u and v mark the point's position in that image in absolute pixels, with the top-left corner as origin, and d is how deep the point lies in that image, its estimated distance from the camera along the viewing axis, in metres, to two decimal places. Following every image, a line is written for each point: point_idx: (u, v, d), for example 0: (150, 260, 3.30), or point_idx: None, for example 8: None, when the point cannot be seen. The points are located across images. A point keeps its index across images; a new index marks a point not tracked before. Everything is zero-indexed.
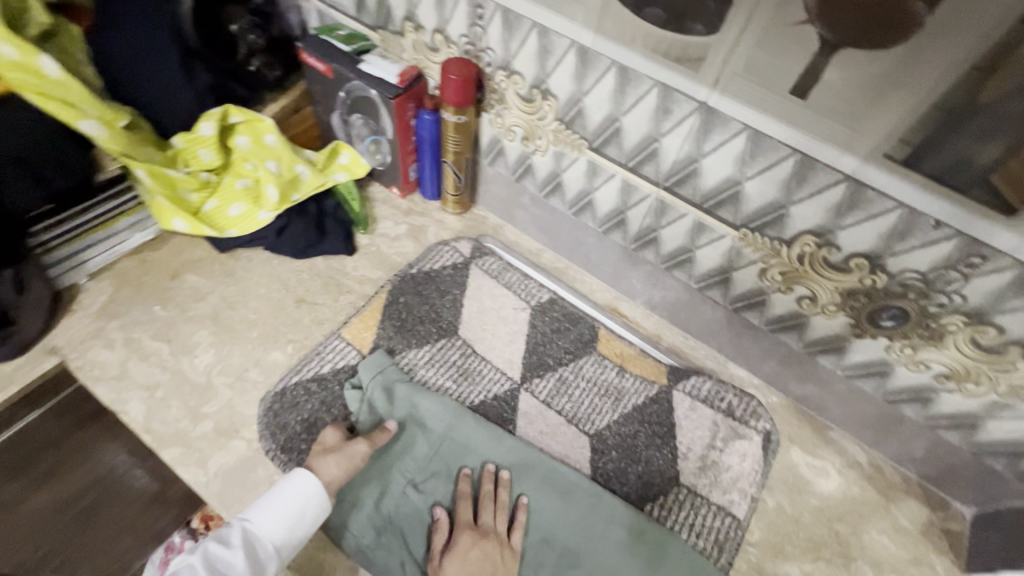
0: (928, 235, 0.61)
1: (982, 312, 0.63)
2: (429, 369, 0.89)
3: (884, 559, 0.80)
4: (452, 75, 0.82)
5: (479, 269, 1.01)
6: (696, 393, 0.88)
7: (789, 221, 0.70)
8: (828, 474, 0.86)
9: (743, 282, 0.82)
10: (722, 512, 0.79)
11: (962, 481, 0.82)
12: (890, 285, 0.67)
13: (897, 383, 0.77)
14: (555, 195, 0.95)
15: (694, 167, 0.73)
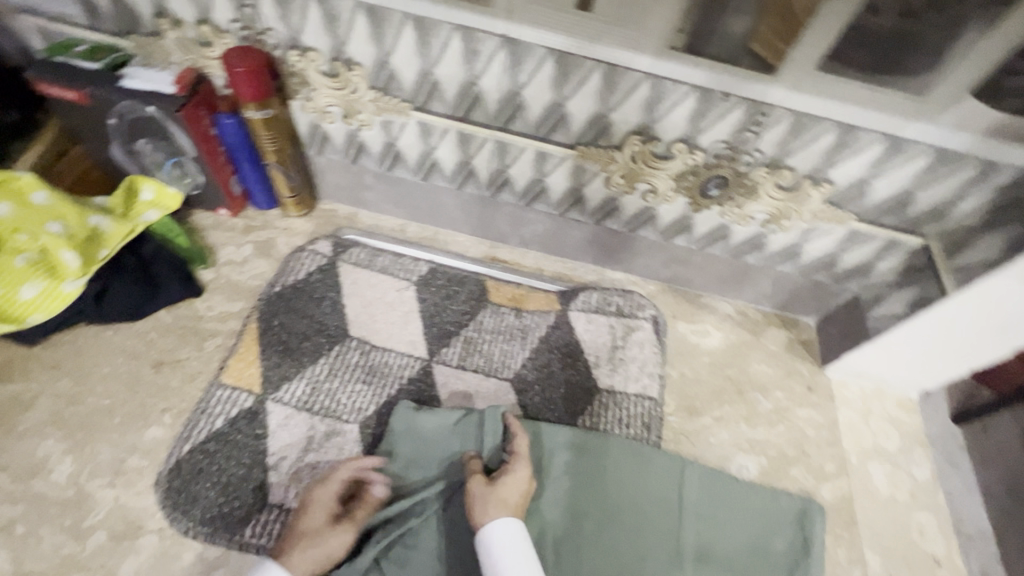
0: (721, 107, 0.69)
1: (777, 159, 0.74)
2: (334, 380, 0.85)
3: (767, 382, 0.96)
4: (238, 66, 0.74)
5: (347, 262, 0.96)
6: (589, 306, 0.94)
7: (614, 127, 0.75)
8: (709, 333, 1.00)
9: (594, 195, 0.88)
10: (640, 398, 0.88)
11: (802, 299, 1.00)
12: (707, 159, 0.77)
13: (736, 239, 0.90)
14: (397, 165, 0.92)
15: (518, 101, 0.75)
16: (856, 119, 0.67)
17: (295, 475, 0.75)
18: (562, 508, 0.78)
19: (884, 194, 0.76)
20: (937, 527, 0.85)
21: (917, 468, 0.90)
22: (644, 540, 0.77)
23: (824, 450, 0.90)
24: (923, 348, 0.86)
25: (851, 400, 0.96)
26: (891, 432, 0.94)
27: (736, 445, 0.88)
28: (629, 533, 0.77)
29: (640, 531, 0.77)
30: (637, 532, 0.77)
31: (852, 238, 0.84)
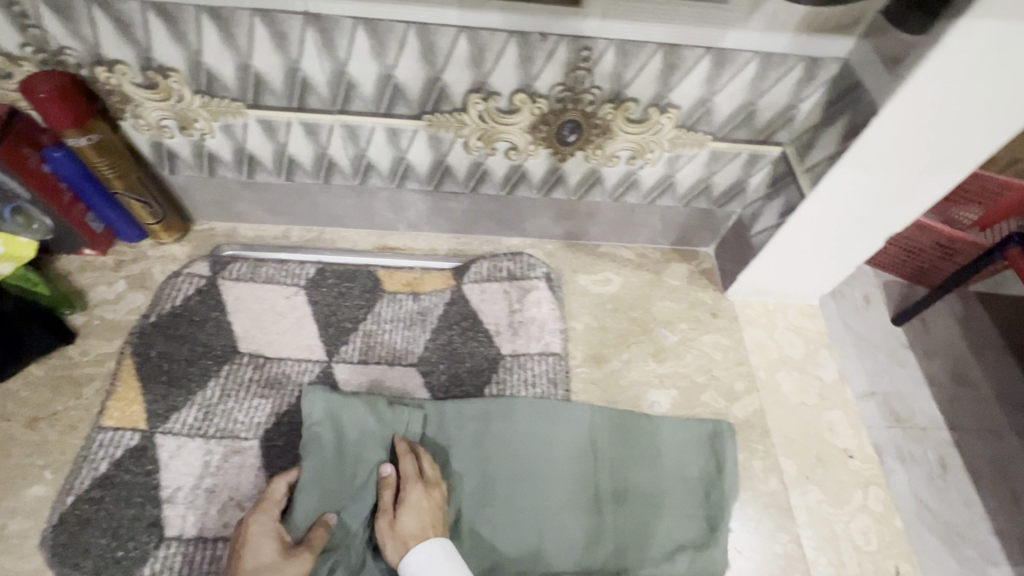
0: (545, 49, 0.68)
1: (618, 92, 0.74)
2: (228, 400, 0.81)
3: (671, 316, 0.97)
4: (40, 92, 0.69)
5: (228, 278, 0.92)
6: (481, 275, 0.93)
7: (451, 90, 0.74)
8: (611, 280, 1.00)
9: (460, 163, 0.86)
10: (544, 356, 0.87)
11: (694, 230, 1.01)
12: (552, 104, 0.76)
13: (611, 181, 0.90)
14: (257, 170, 0.88)
15: (347, 79, 0.72)
16: (674, 37, 0.67)
17: (191, 503, 0.71)
18: (480, 476, 0.77)
19: (729, 109, 0.76)
20: (847, 421, 0.88)
21: (823, 370, 0.93)
22: (563, 490, 0.77)
23: (732, 370, 0.91)
24: (802, 251, 0.88)
25: (755, 318, 0.98)
26: (796, 341, 0.96)
27: (646, 383, 0.88)
28: (547, 487, 0.77)
29: (558, 483, 0.77)
30: (555, 485, 0.77)
31: (717, 159, 0.85)
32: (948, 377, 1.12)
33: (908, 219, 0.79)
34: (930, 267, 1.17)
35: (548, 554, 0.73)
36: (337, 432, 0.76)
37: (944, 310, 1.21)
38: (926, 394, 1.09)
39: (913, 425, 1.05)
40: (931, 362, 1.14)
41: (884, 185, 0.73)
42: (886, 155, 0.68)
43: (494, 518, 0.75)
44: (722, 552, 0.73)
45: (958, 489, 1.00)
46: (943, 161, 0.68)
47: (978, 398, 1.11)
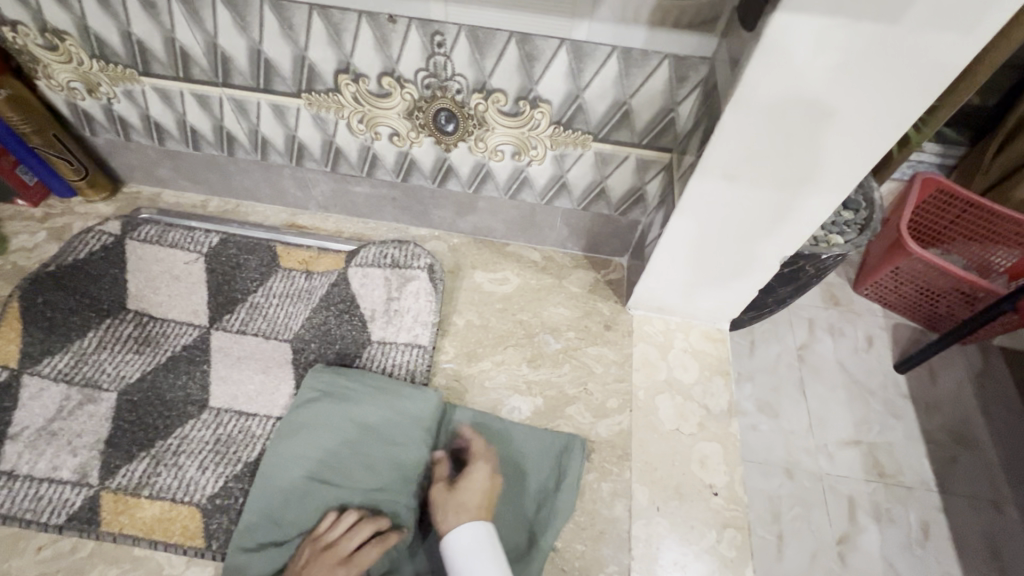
0: (398, 31, 0.68)
1: (483, 82, 0.72)
2: (102, 352, 0.86)
3: (560, 323, 0.93)
4: None
5: (135, 240, 0.95)
6: (366, 261, 0.92)
7: (319, 68, 0.74)
8: (508, 280, 0.97)
9: (349, 145, 0.87)
10: (410, 347, 0.86)
11: (601, 237, 0.97)
12: (421, 90, 0.75)
13: (503, 177, 0.87)
14: (166, 138, 0.93)
15: (220, 52, 0.74)
16: (523, 26, 0.64)
17: (34, 442, 0.75)
18: (313, 452, 0.75)
19: (602, 108, 0.73)
20: (722, 456, 0.81)
21: (711, 399, 0.86)
22: (389, 483, 0.74)
23: (609, 386, 0.86)
24: (693, 267, 0.83)
25: (651, 335, 0.92)
26: (690, 364, 0.90)
27: (512, 387, 0.85)
28: (375, 475, 0.74)
29: (388, 473, 0.75)
30: (385, 474, 0.75)
31: (605, 162, 0.81)
32: (950, 438, 1.14)
33: (796, 240, 0.73)
34: (938, 313, 1.22)
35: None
36: (185, 389, 0.83)
37: (958, 363, 1.24)
38: (919, 453, 1.12)
39: (897, 482, 1.08)
40: (931, 420, 1.16)
41: (758, 202, 0.68)
42: (748, 167, 0.63)
43: (314, 497, 0.73)
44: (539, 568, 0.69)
45: (936, 556, 1.02)
46: (812, 179, 0.63)
47: (986, 464, 1.12)
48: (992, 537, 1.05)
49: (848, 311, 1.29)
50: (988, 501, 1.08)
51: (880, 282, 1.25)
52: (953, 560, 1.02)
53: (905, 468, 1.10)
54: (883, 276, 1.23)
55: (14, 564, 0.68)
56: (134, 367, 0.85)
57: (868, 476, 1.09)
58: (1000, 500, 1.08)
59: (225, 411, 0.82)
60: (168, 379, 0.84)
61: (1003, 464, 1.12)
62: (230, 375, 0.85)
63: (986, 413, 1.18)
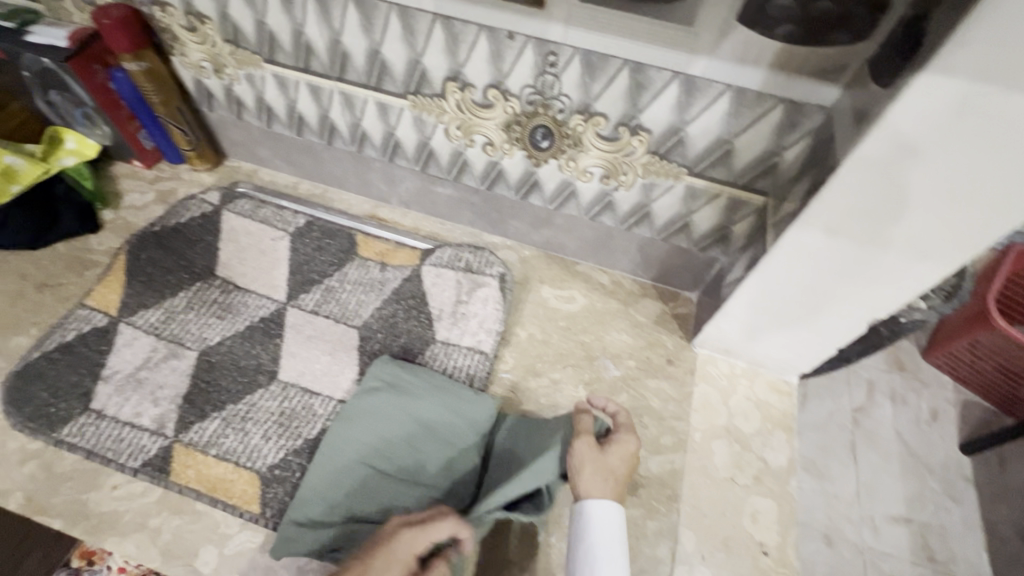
0: (513, 48, 0.69)
1: (586, 104, 0.73)
2: (189, 312, 0.91)
3: (622, 351, 0.92)
4: (106, 18, 0.83)
5: (231, 212, 1.02)
6: (441, 261, 0.96)
7: (430, 74, 0.77)
8: (575, 299, 0.97)
9: (442, 149, 0.89)
10: (472, 352, 0.88)
11: (674, 271, 0.95)
12: (524, 106, 0.76)
13: (586, 198, 0.88)
14: (274, 121, 0.98)
15: (341, 48, 0.79)
16: (639, 56, 0.65)
17: (122, 387, 0.81)
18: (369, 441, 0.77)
19: (704, 143, 0.72)
20: (777, 515, 0.78)
21: (771, 453, 0.83)
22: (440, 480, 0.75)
23: (665, 423, 0.85)
24: (771, 316, 0.80)
25: (713, 377, 0.90)
26: (751, 413, 0.87)
27: (566, 407, 0.85)
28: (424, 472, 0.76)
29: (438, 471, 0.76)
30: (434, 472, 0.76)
31: (695, 197, 0.80)
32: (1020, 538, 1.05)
33: (891, 305, 0.69)
34: (1012, 396, 1.13)
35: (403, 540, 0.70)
36: (257, 358, 0.88)
37: None
38: (982, 548, 1.03)
39: None
40: (1000, 514, 1.07)
41: (855, 259, 0.65)
42: (854, 224, 0.61)
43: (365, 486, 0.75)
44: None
45: None
46: (920, 246, 0.59)
47: None
48: None
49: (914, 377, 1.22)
50: None
51: (954, 353, 1.18)
52: None
53: (970, 562, 1.02)
54: (957, 348, 1.16)
55: (91, 497, 0.73)
56: (216, 331, 0.90)
57: (921, 560, 1.01)
58: None
59: (292, 386, 0.85)
60: (243, 346, 0.89)
61: None
62: (300, 352, 0.89)
63: None
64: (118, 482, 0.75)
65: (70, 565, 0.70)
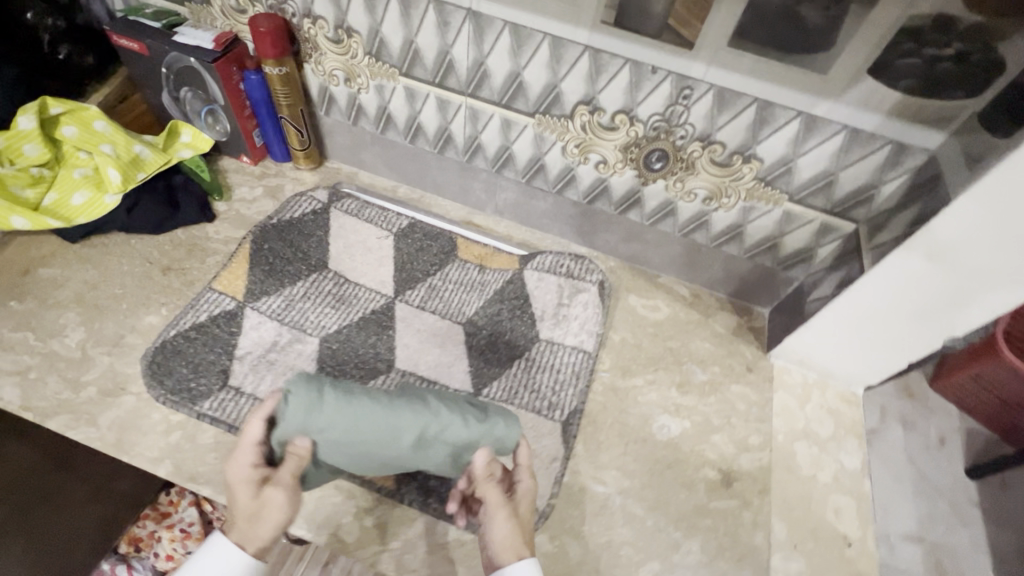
0: (652, 80, 0.79)
1: (708, 133, 0.82)
2: (306, 301, 0.96)
3: (707, 357, 1.00)
4: (261, 27, 0.90)
5: (338, 210, 1.09)
6: (542, 266, 1.03)
7: (564, 97, 0.86)
8: (659, 308, 1.05)
9: (554, 163, 0.98)
10: (575, 350, 0.95)
11: (753, 287, 1.04)
12: (647, 130, 0.85)
13: (683, 216, 0.97)
14: (389, 128, 1.06)
15: (483, 69, 0.87)
16: (768, 96, 0.75)
17: (256, 367, 0.86)
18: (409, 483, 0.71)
19: (810, 173, 0.82)
20: (856, 511, 0.85)
21: (846, 456, 0.91)
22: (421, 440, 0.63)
23: (751, 424, 0.92)
24: (854, 332, 0.89)
25: (790, 386, 0.98)
26: (826, 420, 0.95)
27: (662, 406, 0.92)
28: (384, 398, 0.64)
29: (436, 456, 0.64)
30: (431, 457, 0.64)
31: (790, 220, 0.89)
32: None
33: (970, 326, 0.78)
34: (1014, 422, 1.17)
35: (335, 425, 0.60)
36: (376, 347, 0.93)
37: None
38: None
39: None
40: None
41: (947, 284, 0.74)
42: (953, 251, 0.70)
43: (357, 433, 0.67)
44: (678, 563, 0.77)
45: None
46: (1007, 272, 0.68)
47: None
48: None
49: None
50: None
51: (959, 382, 1.19)
52: None
53: None
54: (961, 377, 1.17)
55: None
56: (333, 319, 0.95)
57: None
58: None
59: (410, 373, 0.91)
60: (360, 334, 0.94)
61: None
62: (412, 344, 0.95)
63: None
64: None
65: (119, 551, 0.91)
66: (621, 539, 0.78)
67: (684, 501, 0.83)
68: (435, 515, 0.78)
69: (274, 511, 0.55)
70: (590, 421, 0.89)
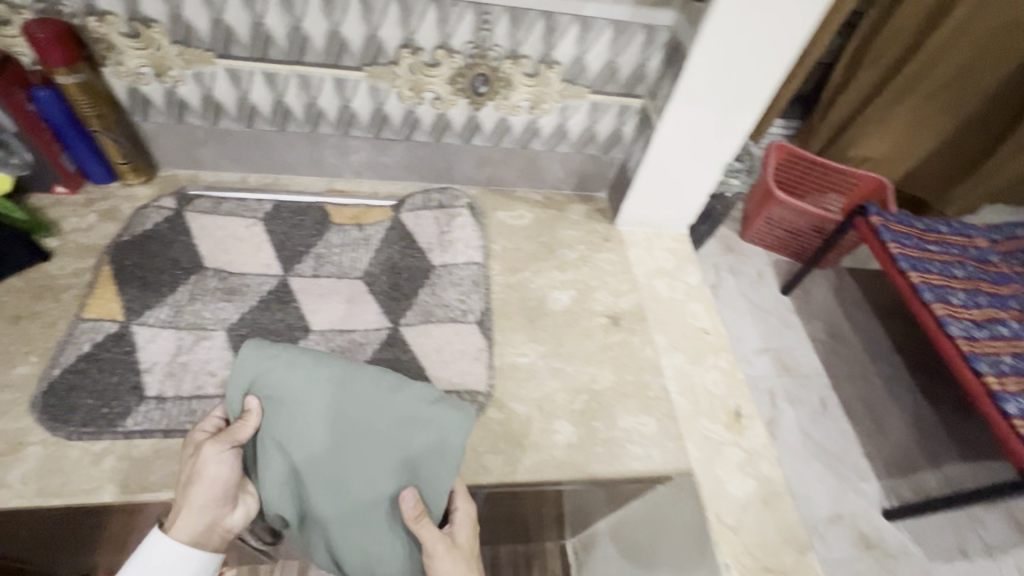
0: (456, 12, 0.92)
1: (513, 50, 0.98)
2: (196, 302, 0.95)
3: (572, 240, 1.20)
4: (39, 34, 0.83)
5: (193, 212, 1.06)
6: (415, 206, 1.13)
7: (386, 44, 0.95)
8: (524, 215, 1.22)
9: (395, 111, 1.07)
10: (469, 264, 1.07)
11: (589, 177, 1.26)
12: (466, 59, 0.99)
13: (518, 130, 1.13)
14: (221, 116, 1.05)
15: (302, 33, 0.92)
16: (547, 6, 0.92)
17: (169, 373, 0.85)
18: (344, 492, 0.75)
19: (598, 65, 1.02)
20: (706, 311, 1.13)
21: (689, 276, 1.19)
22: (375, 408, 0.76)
23: (619, 277, 1.15)
24: (664, 185, 1.15)
25: (638, 242, 1.23)
26: (669, 256, 1.22)
27: (551, 286, 1.10)
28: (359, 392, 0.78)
29: (385, 433, 0.76)
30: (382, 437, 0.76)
31: (596, 110, 1.11)
32: (824, 335, 2.23)
33: (731, 149, 1.08)
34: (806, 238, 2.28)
35: (305, 378, 0.75)
36: (286, 320, 0.97)
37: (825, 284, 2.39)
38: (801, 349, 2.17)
39: (792, 370, 2.11)
40: (813, 326, 2.25)
41: (707, 122, 1.02)
42: (701, 95, 0.97)
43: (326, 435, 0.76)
44: (600, 388, 0.96)
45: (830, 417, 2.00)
46: (736, 98, 0.98)
47: (850, 350, 2.20)
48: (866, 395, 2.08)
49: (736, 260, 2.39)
50: (855, 374, 2.12)
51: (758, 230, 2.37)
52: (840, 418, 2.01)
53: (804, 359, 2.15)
54: None
55: None
56: (232, 309, 0.96)
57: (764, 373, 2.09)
58: (856, 372, 2.13)
59: (329, 330, 0.97)
60: (267, 313, 0.97)
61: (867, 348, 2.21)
62: (321, 307, 1.00)
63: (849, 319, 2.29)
64: None
65: None
66: (552, 388, 0.95)
67: (589, 345, 1.02)
68: None
69: (211, 467, 0.66)
70: (498, 315, 1.03)
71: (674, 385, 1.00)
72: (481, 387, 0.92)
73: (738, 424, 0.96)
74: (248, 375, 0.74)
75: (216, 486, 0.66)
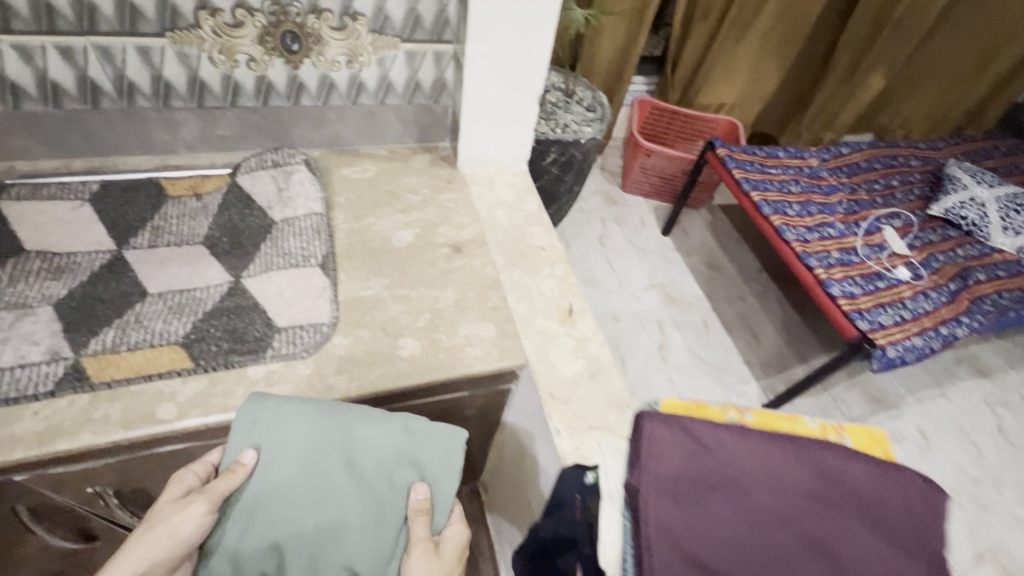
0: None
1: (313, 4, 1.04)
2: (18, 283, 0.94)
3: (416, 186, 1.27)
4: None
5: (8, 200, 1.03)
6: (251, 168, 1.17)
7: (181, 8, 0.98)
8: (368, 168, 1.28)
9: (212, 77, 1.09)
10: (309, 215, 1.12)
11: (427, 127, 1.33)
12: (268, 17, 1.04)
13: (343, 86, 1.19)
14: (23, 99, 1.03)
15: (87, 1, 0.93)
16: None
17: None
18: (335, 523, 0.75)
19: (400, 14, 1.10)
20: (543, 232, 1.24)
21: (528, 204, 1.30)
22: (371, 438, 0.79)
23: (462, 212, 1.24)
24: (490, 124, 1.26)
25: (481, 182, 1.33)
26: (509, 190, 1.32)
27: (395, 227, 1.17)
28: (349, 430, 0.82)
29: (380, 457, 0.79)
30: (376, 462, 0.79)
31: (413, 59, 1.18)
32: (702, 265, 2.44)
33: (539, 82, 1.20)
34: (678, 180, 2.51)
35: (291, 411, 0.79)
36: (121, 288, 0.97)
37: (698, 222, 2.63)
38: (684, 280, 2.38)
39: (679, 300, 2.30)
40: (692, 259, 2.47)
41: (507, 57, 1.13)
42: (493, 31, 1.08)
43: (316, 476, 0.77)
44: (442, 307, 1.05)
45: (712, 333, 2.21)
46: (526, 31, 1.09)
47: (725, 275, 2.42)
48: (742, 311, 2.31)
49: (621, 209, 2.58)
50: (733, 296, 2.36)
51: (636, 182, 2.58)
52: (722, 335, 2.21)
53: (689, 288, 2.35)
54: None
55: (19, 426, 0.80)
56: (59, 284, 0.95)
57: (659, 304, 2.27)
58: (730, 294, 2.37)
59: (167, 292, 0.98)
60: (99, 283, 0.97)
61: (739, 273, 2.44)
62: (158, 273, 1.01)
63: (719, 247, 2.53)
64: (39, 411, 0.81)
65: None
66: (397, 312, 1.02)
67: (432, 273, 1.10)
68: (243, 366, 0.91)
69: (183, 524, 0.67)
70: (342, 257, 1.09)
71: (513, 296, 1.10)
72: (325, 320, 0.97)
73: (570, 319, 1.08)
74: (245, 422, 0.78)
75: (178, 545, 0.66)
